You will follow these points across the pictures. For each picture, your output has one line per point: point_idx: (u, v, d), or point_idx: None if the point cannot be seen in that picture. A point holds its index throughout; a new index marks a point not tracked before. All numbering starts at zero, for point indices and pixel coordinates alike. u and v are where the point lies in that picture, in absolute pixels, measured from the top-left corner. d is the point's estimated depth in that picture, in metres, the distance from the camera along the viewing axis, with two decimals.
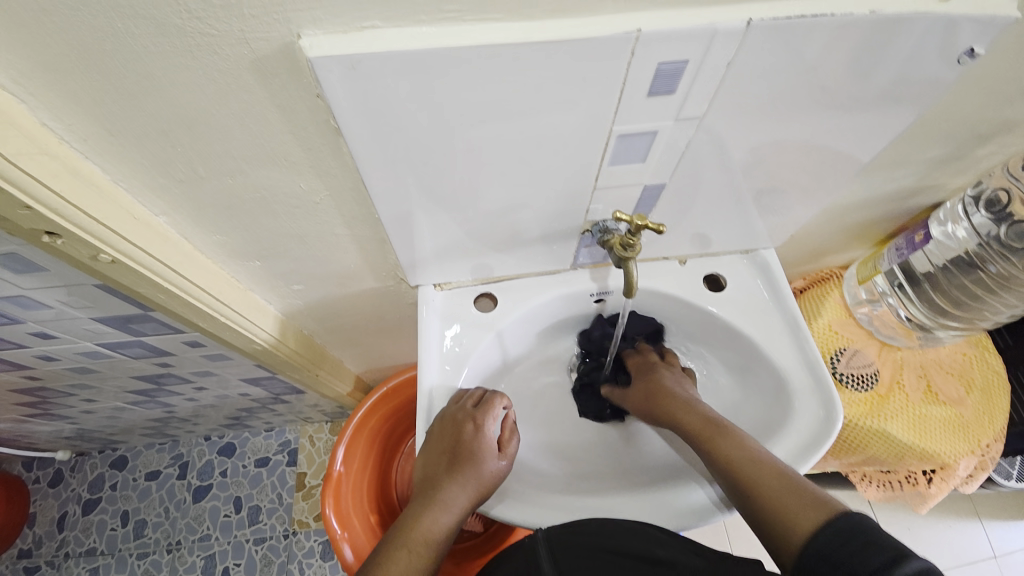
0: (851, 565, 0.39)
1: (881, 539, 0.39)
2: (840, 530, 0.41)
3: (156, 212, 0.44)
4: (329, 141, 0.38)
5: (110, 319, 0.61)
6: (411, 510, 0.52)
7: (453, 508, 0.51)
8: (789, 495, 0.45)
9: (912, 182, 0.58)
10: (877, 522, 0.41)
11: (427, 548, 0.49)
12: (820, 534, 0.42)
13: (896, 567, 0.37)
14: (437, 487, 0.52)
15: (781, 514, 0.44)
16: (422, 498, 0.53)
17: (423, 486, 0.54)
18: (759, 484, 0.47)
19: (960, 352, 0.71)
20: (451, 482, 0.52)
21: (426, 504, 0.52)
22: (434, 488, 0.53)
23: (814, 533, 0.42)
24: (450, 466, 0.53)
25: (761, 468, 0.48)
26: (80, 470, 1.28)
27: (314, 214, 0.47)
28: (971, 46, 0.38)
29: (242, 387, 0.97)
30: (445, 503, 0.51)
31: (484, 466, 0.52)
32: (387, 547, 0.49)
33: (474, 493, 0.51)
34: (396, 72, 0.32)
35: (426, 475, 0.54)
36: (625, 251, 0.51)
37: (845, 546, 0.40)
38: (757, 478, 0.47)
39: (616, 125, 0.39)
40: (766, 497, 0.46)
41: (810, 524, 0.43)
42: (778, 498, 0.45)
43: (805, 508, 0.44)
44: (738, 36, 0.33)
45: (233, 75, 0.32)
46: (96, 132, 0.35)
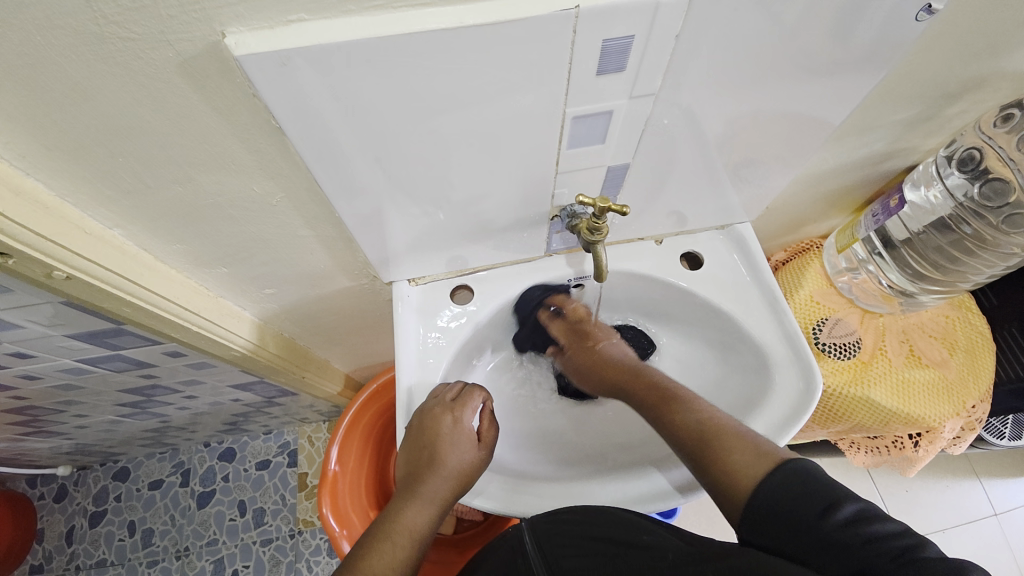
0: (797, 514, 0.39)
1: (822, 486, 0.40)
2: (783, 481, 0.41)
3: (110, 225, 0.43)
4: (277, 142, 0.37)
5: (85, 335, 0.60)
6: (392, 507, 0.52)
7: (433, 501, 0.51)
8: (723, 447, 0.46)
9: (884, 146, 0.57)
10: (818, 468, 0.42)
11: (409, 543, 0.49)
12: (757, 489, 0.42)
13: (834, 513, 0.38)
14: (416, 481, 0.52)
15: (727, 473, 0.45)
16: (403, 493, 0.52)
17: (404, 482, 0.53)
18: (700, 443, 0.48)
19: (942, 315, 0.71)
20: (432, 477, 0.51)
21: (406, 499, 0.51)
22: (414, 482, 0.52)
23: (757, 484, 0.42)
24: (429, 459, 0.52)
25: (701, 427, 0.49)
26: (83, 484, 1.29)
27: (275, 217, 0.46)
28: (929, 2, 0.37)
29: (232, 393, 0.97)
30: (426, 497, 0.51)
31: (463, 457, 0.52)
32: (366, 545, 0.48)
33: (455, 485, 0.51)
34: (330, 65, 0.31)
35: (405, 470, 0.53)
36: (592, 235, 0.50)
37: (792, 496, 0.40)
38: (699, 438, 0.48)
39: (569, 107, 0.38)
40: (709, 456, 0.46)
41: (751, 477, 0.43)
42: (719, 455, 0.46)
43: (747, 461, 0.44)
44: (684, 8, 0.32)
45: (163, 80, 0.31)
46: (30, 148, 0.34)
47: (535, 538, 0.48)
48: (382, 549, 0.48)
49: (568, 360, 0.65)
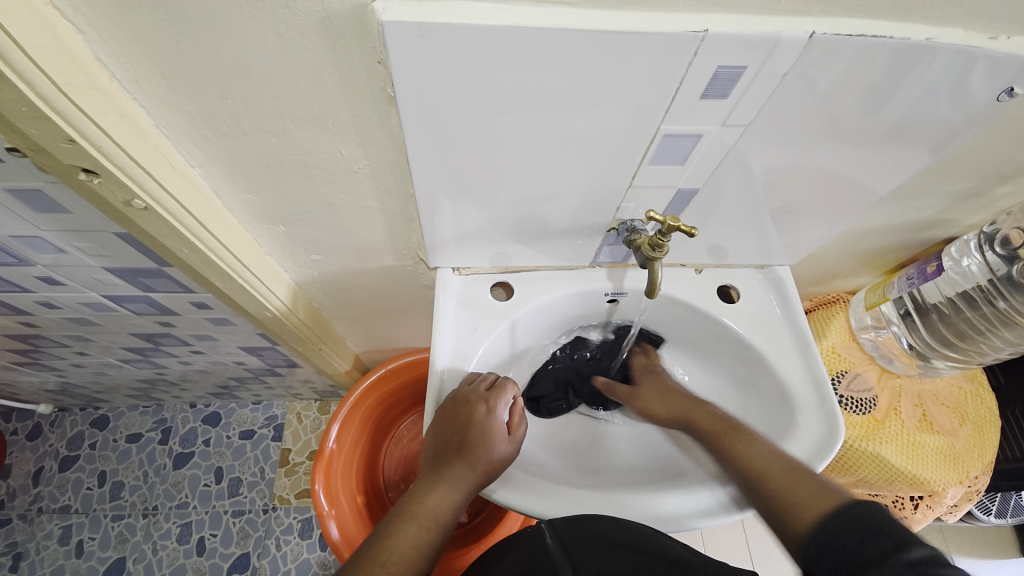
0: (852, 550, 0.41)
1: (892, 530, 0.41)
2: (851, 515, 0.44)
3: (192, 163, 0.43)
4: (380, 111, 0.38)
5: (121, 271, 0.60)
6: (420, 489, 0.53)
7: (459, 489, 0.52)
8: (789, 495, 0.48)
9: (931, 213, 0.59)
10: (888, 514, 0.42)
11: (433, 528, 0.50)
12: (823, 523, 0.45)
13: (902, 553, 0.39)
14: (446, 468, 0.53)
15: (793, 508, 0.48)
16: (431, 477, 0.53)
17: (432, 465, 0.54)
18: (771, 486, 0.50)
19: (956, 385, 0.72)
20: (460, 465, 0.52)
21: (434, 484, 0.53)
22: (444, 468, 0.53)
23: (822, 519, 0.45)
24: (460, 447, 0.53)
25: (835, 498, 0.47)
26: (60, 426, 1.26)
27: (349, 184, 0.47)
28: (1013, 84, 0.39)
29: (237, 355, 0.96)
30: (451, 483, 0.52)
31: (495, 451, 0.53)
32: (392, 526, 0.50)
33: (483, 478, 0.52)
34: (462, 45, 0.32)
35: (434, 454, 0.54)
36: (653, 252, 0.51)
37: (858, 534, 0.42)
38: (762, 476, 0.51)
39: (664, 124, 0.40)
40: (768, 486, 0.50)
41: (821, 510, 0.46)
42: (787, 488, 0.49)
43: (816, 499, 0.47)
44: (800, 48, 0.34)
45: (300, 31, 0.32)
46: (149, 74, 0.35)
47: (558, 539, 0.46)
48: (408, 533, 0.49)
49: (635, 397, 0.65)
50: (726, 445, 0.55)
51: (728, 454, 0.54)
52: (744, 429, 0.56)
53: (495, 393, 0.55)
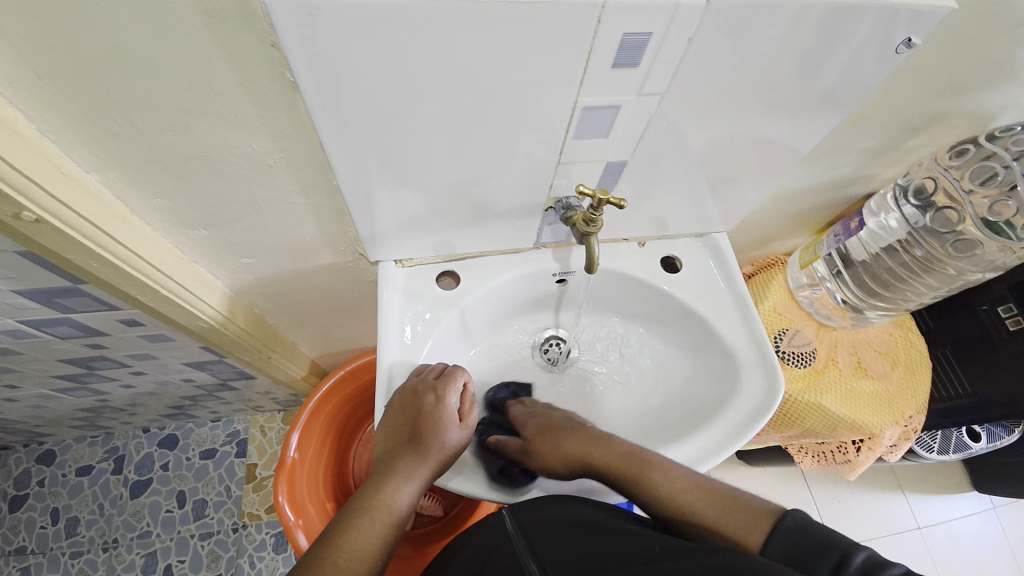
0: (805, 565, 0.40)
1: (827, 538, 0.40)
2: (782, 531, 0.42)
3: (87, 169, 0.40)
4: (285, 98, 0.36)
5: (35, 293, 0.55)
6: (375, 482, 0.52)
7: (415, 479, 0.51)
8: (710, 521, 0.46)
9: (850, 171, 0.62)
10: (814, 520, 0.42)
11: (391, 520, 0.50)
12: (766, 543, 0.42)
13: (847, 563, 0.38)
14: (401, 459, 0.52)
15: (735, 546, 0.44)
16: (386, 469, 0.52)
17: (386, 457, 0.53)
18: (697, 520, 0.47)
19: (886, 332, 0.77)
20: (413, 456, 0.52)
21: (388, 476, 0.52)
22: (398, 459, 0.52)
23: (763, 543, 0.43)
24: (413, 436, 0.52)
25: (709, 517, 0.46)
26: (1, 466, 1.18)
27: (269, 179, 0.44)
28: (909, 36, 0.41)
29: (186, 372, 0.91)
30: (406, 475, 0.52)
31: (450, 437, 0.53)
32: (348, 524, 0.48)
33: (439, 465, 0.52)
34: (356, 21, 0.31)
35: (387, 448, 0.53)
36: (588, 227, 0.51)
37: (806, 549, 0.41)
38: (693, 516, 0.47)
39: (581, 96, 0.40)
40: (718, 530, 0.46)
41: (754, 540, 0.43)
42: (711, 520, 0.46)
43: (751, 526, 0.44)
44: (700, 11, 0.34)
45: (179, 16, 0.30)
46: (19, 73, 0.32)
47: (518, 523, 0.50)
48: (366, 529, 0.48)
49: (532, 452, 0.57)
50: (630, 477, 0.51)
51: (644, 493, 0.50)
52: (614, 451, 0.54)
53: (447, 380, 0.54)
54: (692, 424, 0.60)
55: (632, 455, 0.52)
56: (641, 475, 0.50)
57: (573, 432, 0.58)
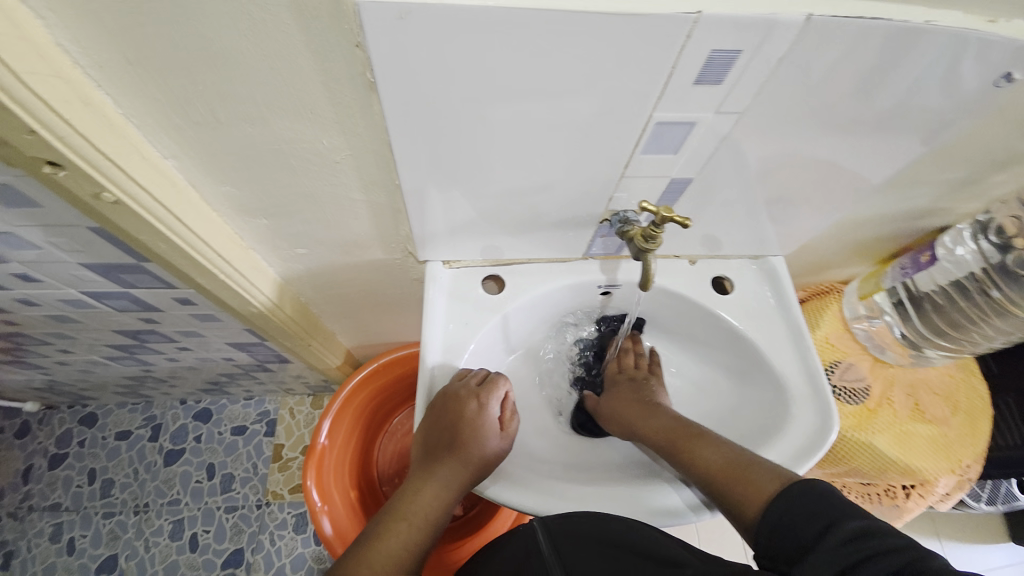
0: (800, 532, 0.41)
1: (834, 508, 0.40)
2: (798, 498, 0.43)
3: (165, 154, 0.41)
4: (361, 97, 0.36)
5: (100, 267, 0.58)
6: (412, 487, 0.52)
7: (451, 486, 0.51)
8: (734, 483, 0.47)
9: (925, 202, 0.59)
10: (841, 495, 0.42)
11: (426, 527, 0.50)
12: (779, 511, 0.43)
13: (836, 530, 0.39)
14: (439, 465, 0.52)
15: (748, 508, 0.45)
16: (424, 474, 0.52)
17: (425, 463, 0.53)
18: (717, 483, 0.48)
19: (948, 374, 0.72)
20: (451, 462, 0.52)
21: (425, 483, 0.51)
22: (436, 465, 0.52)
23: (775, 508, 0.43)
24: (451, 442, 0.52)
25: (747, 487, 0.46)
26: (48, 424, 1.25)
27: (332, 174, 0.45)
28: (1011, 69, 0.38)
29: (226, 352, 0.94)
30: (444, 480, 0.52)
31: (489, 446, 0.52)
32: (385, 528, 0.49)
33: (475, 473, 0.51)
34: (442, 25, 0.30)
35: (426, 451, 0.54)
36: (646, 243, 0.49)
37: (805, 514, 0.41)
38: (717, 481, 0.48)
39: (656, 111, 0.38)
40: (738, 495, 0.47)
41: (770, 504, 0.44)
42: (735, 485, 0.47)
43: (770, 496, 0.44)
44: (796, 30, 0.32)
45: (273, 13, 0.30)
46: (113, 60, 0.33)
47: (550, 536, 0.48)
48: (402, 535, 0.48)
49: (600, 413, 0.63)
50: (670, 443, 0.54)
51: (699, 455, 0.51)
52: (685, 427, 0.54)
53: (489, 388, 0.54)
54: None
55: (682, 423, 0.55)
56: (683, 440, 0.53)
57: (638, 398, 0.60)
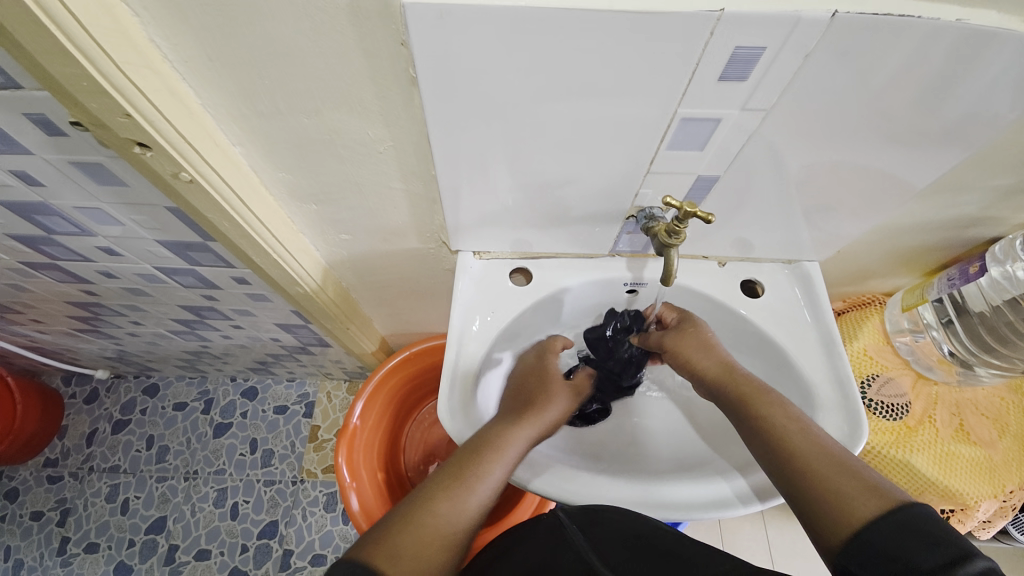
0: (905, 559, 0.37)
1: (947, 538, 0.37)
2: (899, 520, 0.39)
3: (234, 141, 0.47)
4: (404, 91, 0.40)
5: (172, 245, 0.65)
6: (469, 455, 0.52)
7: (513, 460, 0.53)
8: (810, 475, 0.45)
9: (975, 210, 0.56)
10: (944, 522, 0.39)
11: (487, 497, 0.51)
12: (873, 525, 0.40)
13: (958, 569, 0.35)
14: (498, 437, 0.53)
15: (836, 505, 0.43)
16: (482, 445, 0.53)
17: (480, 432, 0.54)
18: (797, 463, 0.47)
19: (997, 397, 0.68)
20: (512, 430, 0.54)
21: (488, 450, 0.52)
22: (496, 437, 0.53)
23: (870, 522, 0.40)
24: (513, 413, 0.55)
25: (842, 488, 0.43)
26: (115, 392, 1.38)
27: (375, 164, 0.49)
28: None
29: (274, 332, 1.02)
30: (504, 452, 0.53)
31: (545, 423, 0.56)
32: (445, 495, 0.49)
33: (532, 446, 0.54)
34: (477, 23, 0.33)
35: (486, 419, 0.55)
36: (670, 239, 0.50)
37: (902, 542, 0.38)
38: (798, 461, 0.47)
39: (681, 107, 0.39)
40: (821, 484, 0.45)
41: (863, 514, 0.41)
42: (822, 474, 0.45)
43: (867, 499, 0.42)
44: (822, 28, 0.33)
45: (330, 15, 0.34)
46: (195, 55, 0.38)
47: (580, 527, 0.49)
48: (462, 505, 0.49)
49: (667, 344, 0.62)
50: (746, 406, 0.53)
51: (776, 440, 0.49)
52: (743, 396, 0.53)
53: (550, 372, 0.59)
54: None
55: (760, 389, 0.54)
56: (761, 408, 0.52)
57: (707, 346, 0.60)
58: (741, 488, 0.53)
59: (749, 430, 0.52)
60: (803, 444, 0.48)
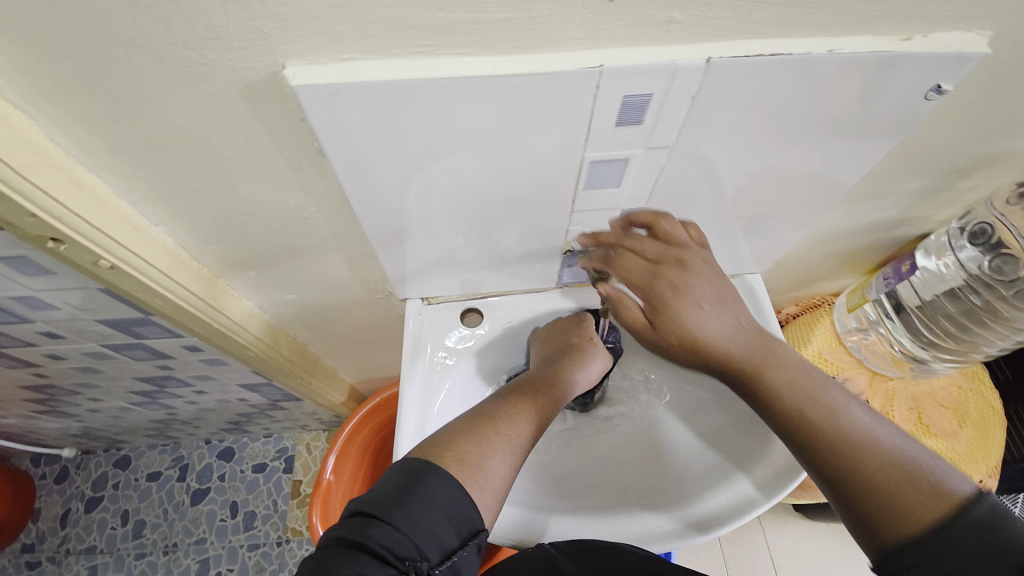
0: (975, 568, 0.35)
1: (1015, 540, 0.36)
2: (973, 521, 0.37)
3: (155, 222, 0.46)
4: (315, 161, 0.40)
5: (115, 322, 0.64)
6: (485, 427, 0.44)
7: (530, 430, 0.46)
8: (867, 467, 0.41)
9: (895, 213, 0.58)
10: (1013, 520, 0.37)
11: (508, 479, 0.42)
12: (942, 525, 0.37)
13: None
14: (514, 407, 0.47)
15: (896, 504, 0.39)
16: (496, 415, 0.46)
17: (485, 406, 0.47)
18: (848, 455, 0.42)
19: (954, 386, 0.69)
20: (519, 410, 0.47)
21: (503, 416, 0.46)
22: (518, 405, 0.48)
23: (939, 524, 0.37)
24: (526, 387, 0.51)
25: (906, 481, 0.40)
26: (84, 469, 1.32)
27: (305, 228, 0.49)
28: (938, 82, 0.38)
29: (240, 392, 0.99)
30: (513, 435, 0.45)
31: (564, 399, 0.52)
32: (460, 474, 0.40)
33: (549, 418, 0.49)
34: (367, 97, 0.34)
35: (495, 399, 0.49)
36: (604, 275, 0.55)
37: (975, 548, 0.36)
38: (852, 451, 0.42)
39: (588, 152, 0.41)
40: (877, 479, 0.40)
41: (928, 516, 0.38)
42: (879, 470, 0.41)
43: (932, 502, 0.38)
44: (700, 72, 0.34)
45: (225, 102, 0.34)
46: (100, 148, 0.38)
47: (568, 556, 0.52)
48: (482, 483, 0.40)
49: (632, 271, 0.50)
50: (778, 390, 0.46)
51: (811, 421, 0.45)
52: (764, 364, 0.48)
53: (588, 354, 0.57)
54: (716, 466, 0.58)
55: (791, 367, 0.47)
56: (800, 393, 0.46)
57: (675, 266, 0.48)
58: (699, 513, 0.55)
59: (787, 415, 0.45)
60: (841, 425, 0.43)
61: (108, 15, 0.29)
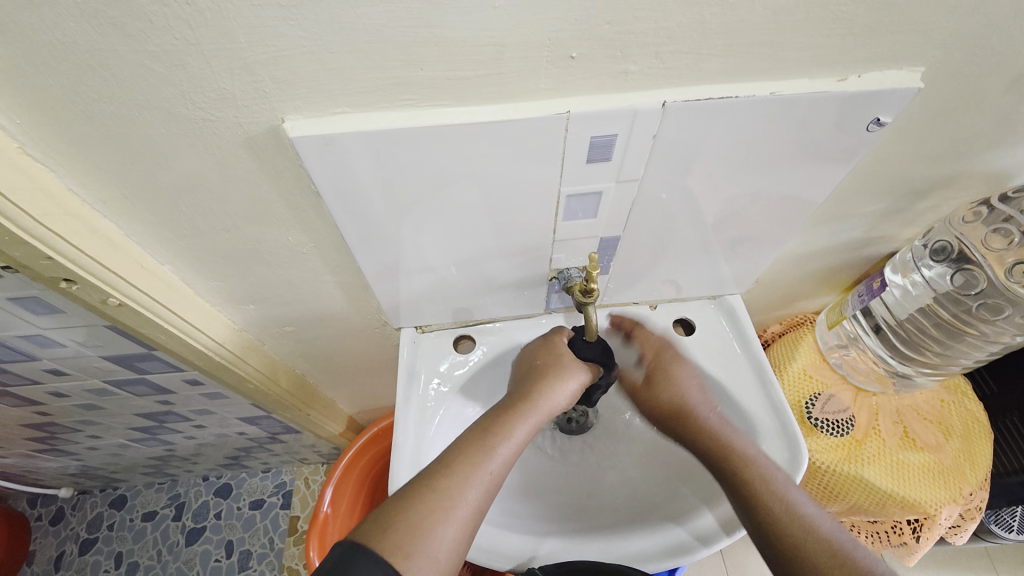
0: None
1: None
2: None
3: (162, 261, 0.49)
4: (311, 201, 0.44)
5: (119, 357, 0.66)
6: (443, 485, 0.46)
7: (505, 462, 0.49)
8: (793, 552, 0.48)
9: (861, 233, 0.62)
10: None
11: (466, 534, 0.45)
12: None
13: None
14: (486, 445, 0.49)
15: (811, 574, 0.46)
16: (455, 467, 0.47)
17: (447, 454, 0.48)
18: (780, 534, 0.49)
19: (936, 399, 0.71)
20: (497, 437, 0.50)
21: (479, 454, 0.48)
22: (497, 432, 0.51)
23: None
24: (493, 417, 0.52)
25: (823, 547, 0.47)
26: (80, 509, 1.30)
27: (302, 263, 0.52)
28: (875, 115, 0.41)
29: (239, 426, 1.00)
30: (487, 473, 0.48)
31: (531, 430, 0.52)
32: (414, 546, 0.42)
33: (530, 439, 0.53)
34: (357, 143, 0.37)
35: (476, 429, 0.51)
36: (584, 297, 0.54)
37: None
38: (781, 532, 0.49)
39: (564, 186, 0.44)
40: (799, 550, 0.48)
41: None
42: (802, 549, 0.48)
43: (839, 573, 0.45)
44: (658, 115, 0.38)
45: (230, 152, 0.38)
46: (114, 195, 0.41)
47: None
48: (437, 553, 0.43)
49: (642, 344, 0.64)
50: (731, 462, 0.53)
51: (751, 492, 0.51)
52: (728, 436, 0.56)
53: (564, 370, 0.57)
54: (709, 482, 0.59)
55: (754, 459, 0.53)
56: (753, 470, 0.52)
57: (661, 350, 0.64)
58: (694, 529, 0.55)
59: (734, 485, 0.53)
60: (780, 506, 0.50)
61: (128, 82, 0.32)
